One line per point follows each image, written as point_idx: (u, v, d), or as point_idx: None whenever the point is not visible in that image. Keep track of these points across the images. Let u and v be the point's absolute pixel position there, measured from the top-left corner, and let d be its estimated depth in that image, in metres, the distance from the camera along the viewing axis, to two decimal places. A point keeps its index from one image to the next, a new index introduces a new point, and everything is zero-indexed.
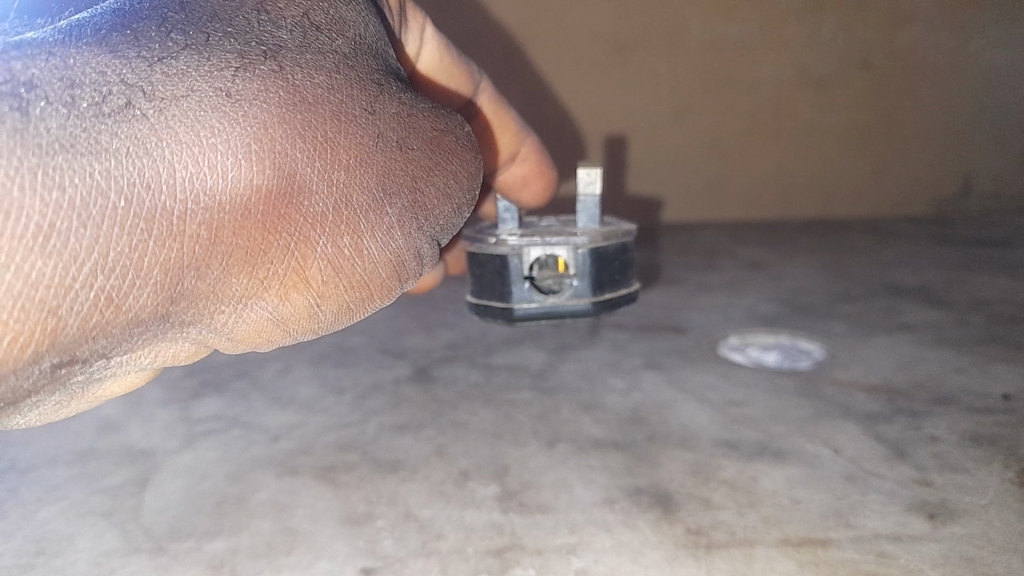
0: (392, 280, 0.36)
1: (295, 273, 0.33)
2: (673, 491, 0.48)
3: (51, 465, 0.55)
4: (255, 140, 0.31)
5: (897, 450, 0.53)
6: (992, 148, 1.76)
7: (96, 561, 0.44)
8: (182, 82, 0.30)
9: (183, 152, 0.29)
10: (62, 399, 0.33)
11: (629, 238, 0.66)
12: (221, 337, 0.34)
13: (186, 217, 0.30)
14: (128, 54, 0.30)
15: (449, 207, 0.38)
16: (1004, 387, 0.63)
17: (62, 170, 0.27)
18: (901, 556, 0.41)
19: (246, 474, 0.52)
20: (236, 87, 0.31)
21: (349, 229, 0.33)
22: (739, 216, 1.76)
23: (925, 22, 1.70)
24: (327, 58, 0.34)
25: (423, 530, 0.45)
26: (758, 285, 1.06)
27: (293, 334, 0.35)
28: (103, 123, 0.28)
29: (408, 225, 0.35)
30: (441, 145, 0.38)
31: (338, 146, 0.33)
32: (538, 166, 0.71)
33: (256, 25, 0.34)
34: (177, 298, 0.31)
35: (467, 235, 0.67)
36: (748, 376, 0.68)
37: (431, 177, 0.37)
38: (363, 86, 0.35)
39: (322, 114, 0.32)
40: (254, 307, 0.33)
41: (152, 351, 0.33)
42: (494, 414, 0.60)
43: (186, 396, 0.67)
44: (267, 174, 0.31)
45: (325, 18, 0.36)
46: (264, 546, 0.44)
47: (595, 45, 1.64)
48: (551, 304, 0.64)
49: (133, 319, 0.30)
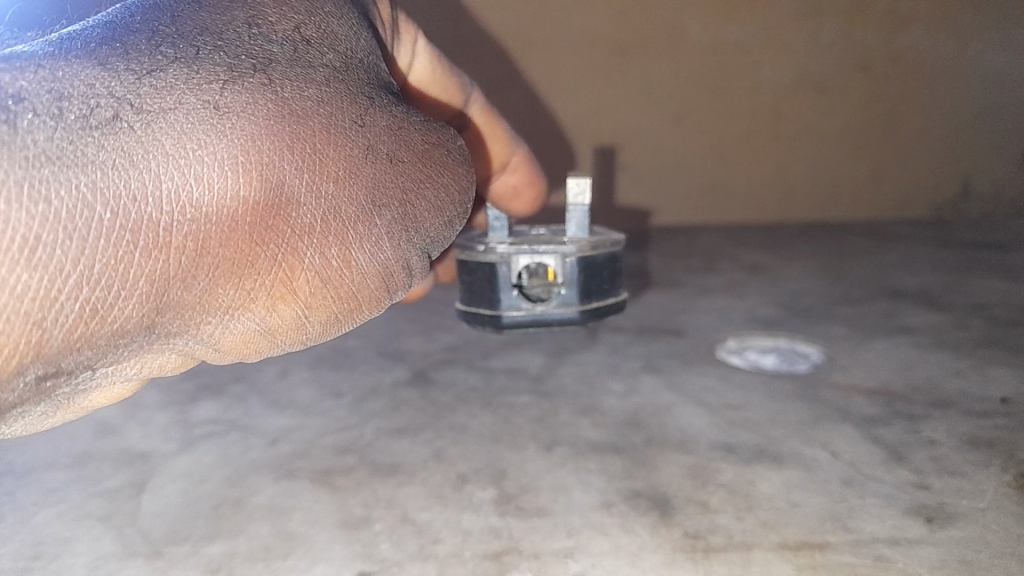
0: (380, 291, 0.36)
1: (282, 284, 0.32)
2: (671, 494, 0.48)
3: (49, 468, 0.55)
4: (243, 153, 0.31)
5: (894, 454, 0.53)
6: (992, 151, 1.76)
7: (93, 565, 0.44)
8: (170, 94, 0.30)
9: (170, 165, 0.29)
10: (48, 409, 0.33)
11: (618, 248, 0.66)
12: (208, 348, 0.34)
13: (172, 228, 0.30)
14: (117, 67, 0.30)
15: (440, 219, 0.38)
16: (1003, 391, 0.63)
17: (49, 183, 0.27)
18: (898, 560, 0.41)
19: (244, 478, 0.52)
20: (224, 100, 0.31)
21: (337, 240, 0.33)
22: (738, 218, 1.76)
23: (922, 25, 1.70)
24: (317, 71, 0.34)
25: (420, 534, 0.45)
26: (757, 288, 1.06)
27: (280, 346, 0.35)
28: (89, 135, 0.28)
29: (398, 237, 0.35)
30: (432, 157, 0.38)
31: (327, 158, 0.33)
32: (529, 175, 0.70)
33: (246, 38, 0.34)
34: (163, 310, 0.31)
35: (459, 242, 0.67)
36: (747, 379, 0.68)
37: (421, 188, 0.37)
38: (353, 99, 0.35)
39: (311, 126, 0.32)
40: (241, 319, 0.33)
41: (138, 363, 0.33)
42: (492, 418, 0.60)
43: (183, 398, 0.67)
44: (255, 186, 0.31)
45: (316, 32, 0.36)
46: (261, 550, 0.44)
47: (595, 47, 1.64)
48: (538, 312, 0.65)
49: (119, 330, 0.30)
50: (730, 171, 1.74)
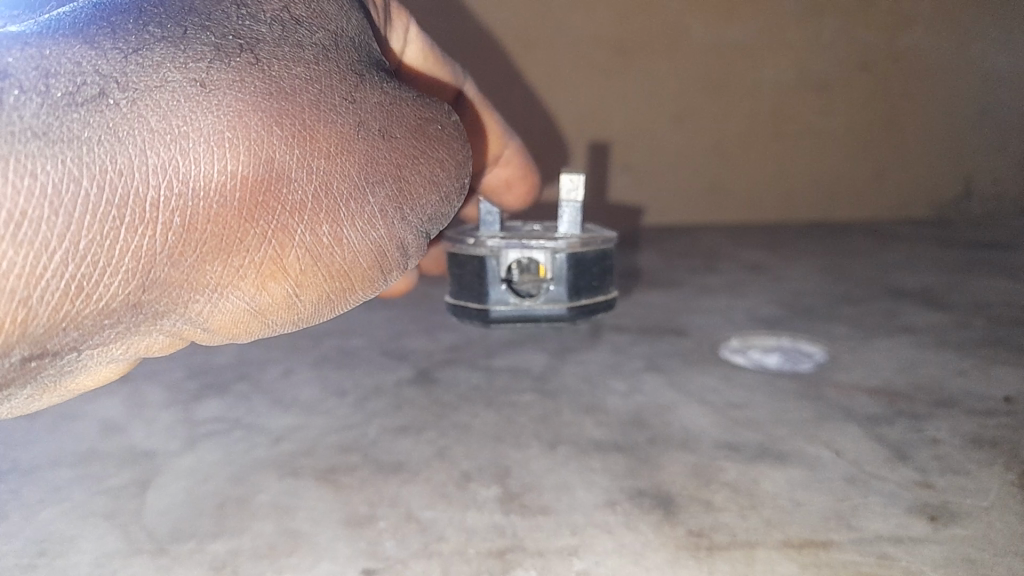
0: (372, 270, 0.36)
1: (273, 262, 0.33)
2: (674, 493, 0.48)
3: (53, 467, 0.55)
4: (230, 129, 0.31)
5: (898, 453, 0.53)
6: (993, 150, 1.77)
7: (98, 562, 0.44)
8: (156, 72, 0.30)
9: (156, 141, 0.29)
10: (33, 393, 0.33)
11: (610, 246, 0.66)
12: (198, 328, 0.34)
13: (159, 204, 0.30)
14: (104, 45, 0.30)
15: (436, 195, 0.38)
16: (1005, 389, 0.64)
17: (35, 157, 0.27)
18: (902, 558, 0.41)
19: (247, 476, 0.52)
20: (210, 77, 0.31)
21: (328, 217, 0.33)
22: (740, 218, 1.76)
23: (925, 25, 1.70)
24: (306, 50, 0.34)
25: (424, 531, 0.45)
26: (759, 288, 1.06)
27: (271, 325, 0.35)
28: (75, 112, 0.28)
29: (391, 215, 0.35)
30: (426, 133, 0.38)
31: (318, 135, 0.33)
32: (520, 170, 0.70)
33: (235, 17, 0.33)
34: (149, 288, 0.31)
35: (449, 236, 0.67)
36: (749, 378, 0.68)
37: (415, 165, 0.37)
38: (343, 77, 0.35)
39: (300, 103, 0.33)
40: (231, 298, 0.33)
41: (125, 345, 0.33)
42: (495, 417, 0.60)
43: (186, 397, 0.67)
44: (244, 162, 0.31)
45: (307, 12, 0.36)
46: (265, 547, 0.45)
47: (595, 47, 1.64)
48: (526, 307, 0.65)
49: (104, 310, 0.30)
50: (731, 170, 1.74)
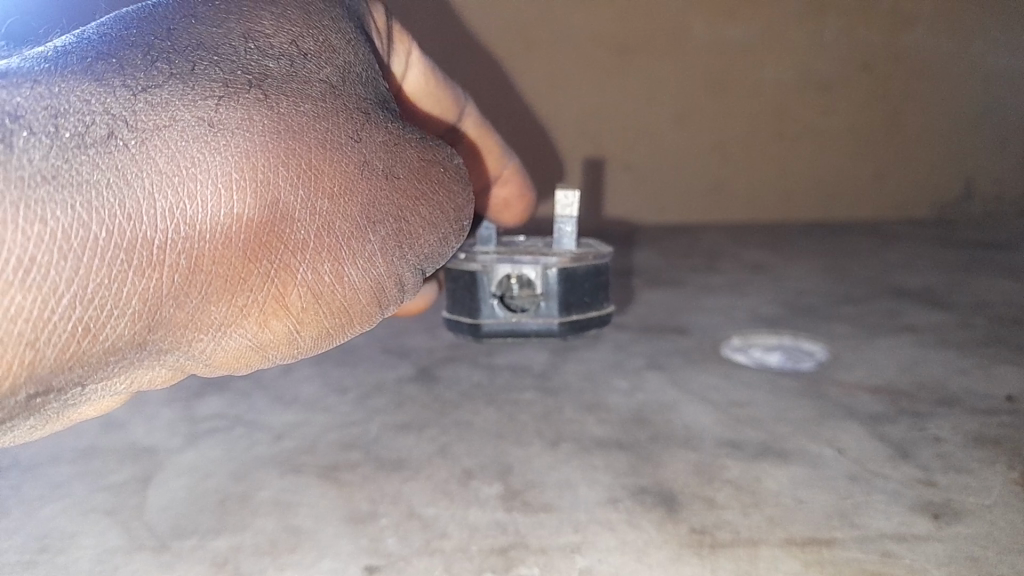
0: (373, 306, 0.34)
1: (275, 301, 0.31)
2: (676, 490, 0.48)
3: (53, 463, 0.55)
4: (238, 169, 0.29)
5: (900, 451, 0.53)
6: (993, 151, 1.77)
7: (99, 558, 0.44)
8: (165, 111, 0.29)
9: (164, 183, 0.28)
10: (36, 423, 0.31)
11: (603, 261, 0.66)
12: (198, 363, 0.32)
13: (165, 246, 0.28)
14: (113, 83, 0.29)
15: (434, 235, 0.36)
16: (1007, 388, 0.64)
17: (45, 203, 0.25)
18: (905, 556, 0.41)
19: (250, 473, 0.52)
20: (219, 117, 0.29)
21: (330, 255, 0.31)
22: (740, 218, 1.76)
23: (925, 24, 1.70)
24: (314, 87, 0.33)
25: (426, 529, 0.45)
26: (760, 286, 1.06)
27: (271, 360, 0.33)
28: (84, 153, 0.27)
29: (391, 254, 0.34)
30: (429, 174, 0.36)
31: (322, 174, 0.31)
32: (519, 189, 0.68)
33: (243, 53, 0.32)
34: (154, 328, 0.29)
35: None
36: (750, 376, 0.68)
37: (418, 206, 0.35)
38: (349, 114, 0.33)
39: (307, 142, 0.31)
40: (233, 336, 0.31)
41: (126, 378, 0.31)
42: (497, 414, 0.60)
43: (188, 394, 0.67)
44: (250, 203, 0.29)
45: (315, 46, 0.35)
46: (266, 544, 0.44)
47: (596, 46, 1.64)
48: (515, 322, 0.65)
49: (110, 349, 0.28)
50: (731, 170, 1.73)
